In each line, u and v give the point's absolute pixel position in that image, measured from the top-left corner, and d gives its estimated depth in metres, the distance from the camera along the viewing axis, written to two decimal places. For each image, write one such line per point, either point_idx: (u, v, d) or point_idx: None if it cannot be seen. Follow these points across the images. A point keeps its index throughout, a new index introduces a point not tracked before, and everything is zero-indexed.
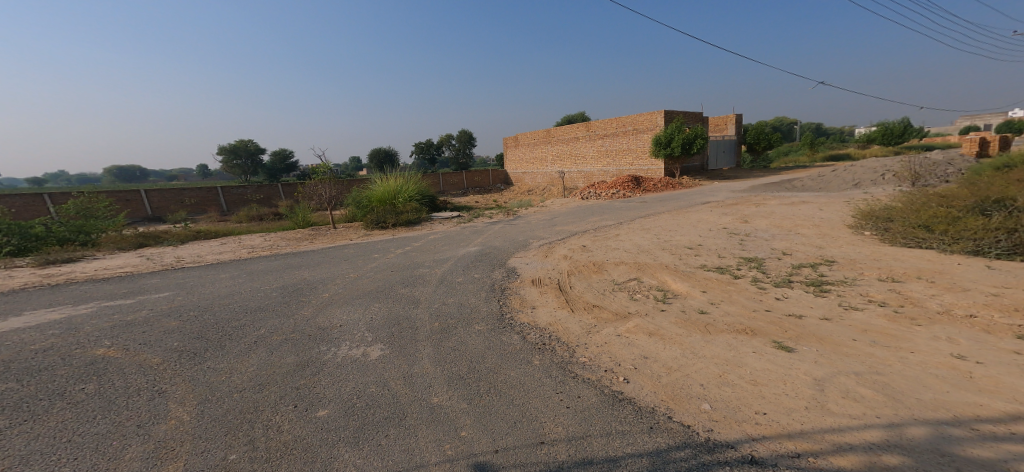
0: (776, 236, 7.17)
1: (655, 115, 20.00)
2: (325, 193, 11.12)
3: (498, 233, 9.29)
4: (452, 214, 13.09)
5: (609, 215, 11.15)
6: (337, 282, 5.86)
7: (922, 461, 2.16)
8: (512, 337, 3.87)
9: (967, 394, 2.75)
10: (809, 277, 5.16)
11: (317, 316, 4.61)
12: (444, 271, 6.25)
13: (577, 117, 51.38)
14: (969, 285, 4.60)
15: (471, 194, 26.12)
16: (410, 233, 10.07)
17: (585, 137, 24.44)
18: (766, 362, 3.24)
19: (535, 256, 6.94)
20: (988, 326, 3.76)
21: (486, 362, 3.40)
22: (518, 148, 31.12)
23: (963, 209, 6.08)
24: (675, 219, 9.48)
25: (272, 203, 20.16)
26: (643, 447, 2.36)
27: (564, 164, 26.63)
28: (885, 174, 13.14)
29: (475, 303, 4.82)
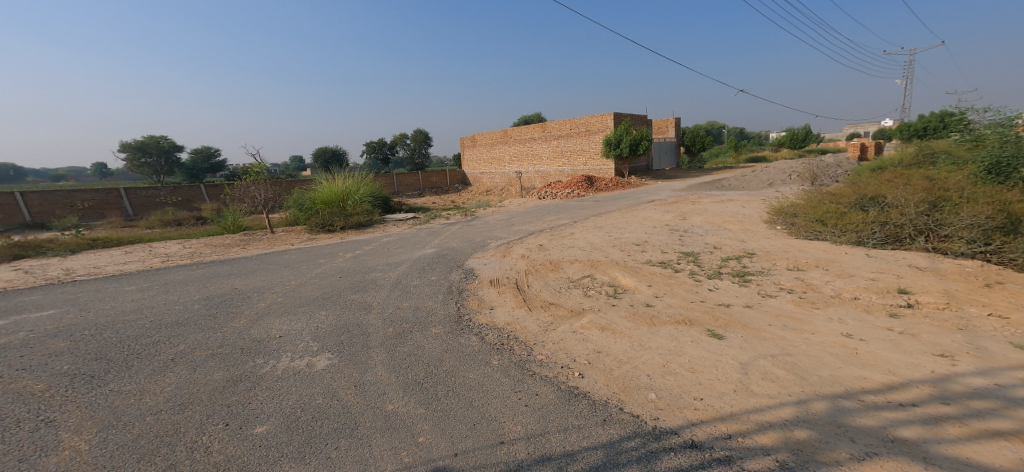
0: (709, 232, 7.76)
1: (606, 118, 20.94)
2: (261, 194, 10.31)
3: (454, 234, 9.15)
4: (406, 215, 12.76)
5: (563, 214, 11.41)
6: (275, 290, 5.46)
7: (825, 432, 2.44)
8: (470, 338, 3.84)
9: (856, 369, 3.16)
10: (735, 269, 5.64)
11: (251, 327, 4.27)
12: (398, 274, 6.05)
13: (532, 117, 51.99)
14: (854, 271, 5.29)
15: (426, 193, 25.92)
16: (360, 236, 9.64)
17: (541, 138, 24.82)
18: (702, 350, 3.50)
19: (493, 256, 6.93)
20: (869, 306, 4.36)
21: (444, 365, 3.35)
22: (474, 148, 30.93)
23: (849, 205, 6.99)
24: (623, 217, 9.94)
25: (191, 206, 18.32)
26: (597, 439, 2.44)
27: (521, 164, 26.81)
28: (792, 174, 14.74)
29: (431, 305, 4.71)
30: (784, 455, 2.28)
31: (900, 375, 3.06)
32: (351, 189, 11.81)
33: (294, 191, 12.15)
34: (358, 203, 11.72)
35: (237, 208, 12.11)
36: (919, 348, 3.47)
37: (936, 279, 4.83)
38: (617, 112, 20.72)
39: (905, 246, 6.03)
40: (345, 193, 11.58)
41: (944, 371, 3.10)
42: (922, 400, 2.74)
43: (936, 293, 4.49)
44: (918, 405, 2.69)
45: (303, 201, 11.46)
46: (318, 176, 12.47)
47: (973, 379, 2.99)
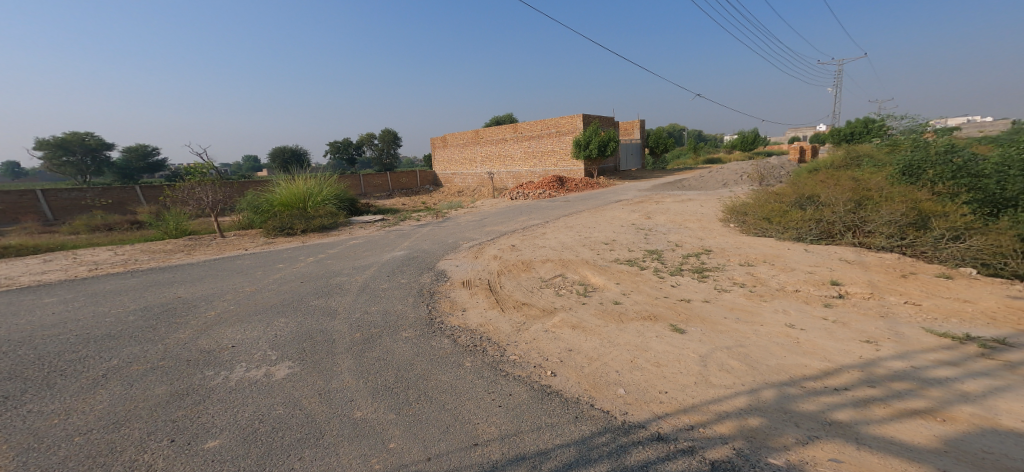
0: (671, 230, 8.06)
1: (576, 119, 21.35)
2: (208, 197, 9.66)
3: (425, 236, 8.99)
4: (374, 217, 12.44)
5: (535, 214, 11.47)
6: (226, 298, 5.14)
7: (774, 419, 2.60)
8: (442, 341, 3.78)
9: (799, 357, 3.38)
10: (695, 265, 5.89)
11: (198, 338, 4.00)
12: (365, 278, 5.86)
13: (505, 119, 52.14)
14: (796, 265, 5.66)
15: (396, 194, 25.44)
16: (323, 239, 9.28)
17: (512, 139, 24.86)
18: (666, 344, 3.63)
19: (465, 257, 6.87)
20: (808, 298, 4.70)
21: (415, 369, 3.28)
22: (445, 148, 30.54)
23: (790, 203, 7.49)
24: (592, 217, 10.15)
25: (124, 209, 16.94)
26: (570, 436, 2.47)
27: (493, 164, 26.63)
28: (743, 175, 15.62)
29: (401, 309, 4.60)
30: (739, 442, 2.39)
31: (835, 361, 3.31)
32: (312, 189, 11.28)
33: (247, 193, 11.49)
34: (320, 204, 11.21)
35: (181, 211, 11.30)
36: (849, 335, 3.78)
37: (862, 271, 5.28)
38: (585, 114, 21.15)
39: (837, 241, 6.57)
40: (306, 194, 11.05)
41: (869, 356, 3.39)
42: (852, 384, 2.98)
43: (861, 284, 4.90)
44: (852, 389, 2.91)
45: (260, 202, 10.88)
46: (277, 176, 11.87)
47: (896, 362, 3.28)
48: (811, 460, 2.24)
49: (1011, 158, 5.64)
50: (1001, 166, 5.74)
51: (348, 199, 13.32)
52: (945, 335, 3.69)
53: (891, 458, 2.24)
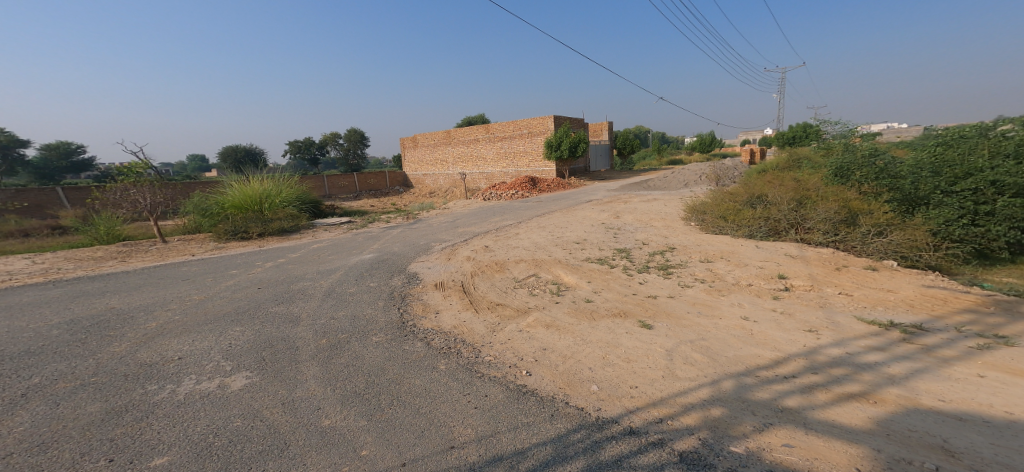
0: (639, 229, 8.28)
1: (547, 120, 21.60)
2: (146, 198, 9.10)
3: (395, 238, 8.79)
4: (339, 219, 12.05)
5: (508, 215, 11.49)
6: (170, 308, 4.82)
7: (734, 408, 2.72)
8: (415, 344, 3.71)
9: (755, 348, 3.57)
10: (661, 262, 6.08)
11: (138, 351, 3.73)
12: (329, 282, 5.66)
13: (477, 120, 52.03)
14: (749, 260, 5.97)
15: (363, 196, 24.70)
16: (282, 243, 8.89)
17: (484, 139, 24.75)
18: (635, 340, 3.72)
19: (438, 259, 6.77)
20: (760, 291, 4.97)
21: (387, 375, 3.20)
22: (415, 148, 30.01)
23: (743, 202, 7.85)
24: (564, 217, 10.25)
25: (44, 213, 15.52)
26: (546, 435, 2.49)
27: (465, 165, 26.38)
28: (702, 176, 16.34)
29: (371, 313, 4.48)
30: (703, 433, 2.49)
31: (786, 351, 3.51)
32: (269, 190, 10.76)
33: (194, 194, 10.81)
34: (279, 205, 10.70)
35: (114, 213, 10.48)
36: (795, 325, 4.02)
37: (803, 265, 5.65)
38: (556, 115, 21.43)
39: (782, 237, 6.99)
40: (262, 195, 10.51)
41: (812, 344, 3.62)
42: (798, 371, 3.18)
43: (803, 276, 5.24)
44: (803, 377, 3.10)
45: (208, 202, 10.24)
46: (230, 176, 11.24)
47: (835, 349, 3.53)
48: (767, 445, 2.36)
49: (923, 161, 6.51)
50: (915, 168, 6.58)
51: (309, 201, 12.80)
52: (873, 322, 4.02)
53: (834, 440, 2.39)
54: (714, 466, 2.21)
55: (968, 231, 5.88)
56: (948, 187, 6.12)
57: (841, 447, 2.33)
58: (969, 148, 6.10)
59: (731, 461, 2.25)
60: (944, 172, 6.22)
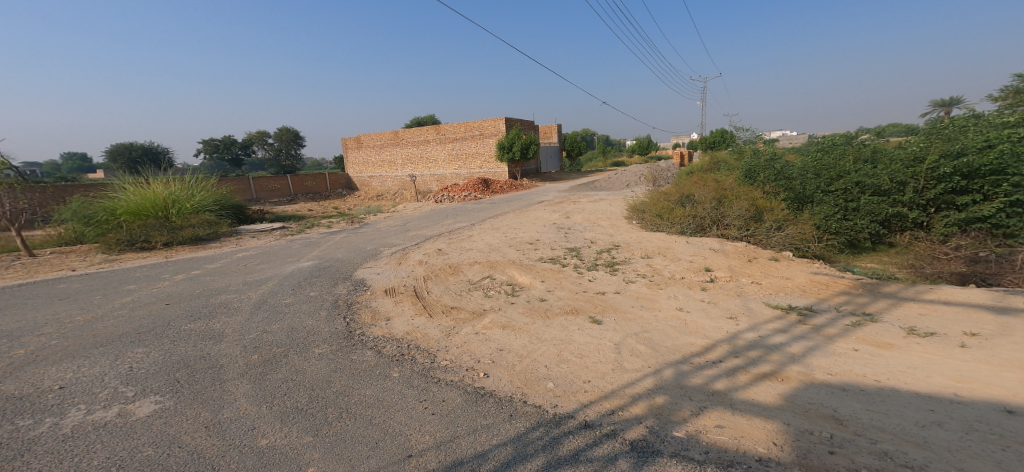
0: (587, 228, 8.55)
1: (498, 122, 21.75)
2: (6, 204, 7.88)
3: (339, 244, 8.38)
4: (269, 225, 11.25)
5: (461, 216, 11.38)
6: (46, 332, 4.23)
7: (676, 395, 2.90)
8: (364, 353, 3.57)
9: (693, 337, 3.82)
10: (608, 260, 6.32)
11: (2, 383, 3.24)
12: (259, 294, 5.28)
13: (426, 120, 51.23)
14: (685, 255, 6.37)
15: (300, 199, 23.33)
16: (198, 252, 8.17)
17: (435, 141, 24.31)
18: (587, 336, 3.84)
19: (388, 264, 6.55)
20: (695, 283, 5.31)
21: (331, 387, 3.04)
22: (358, 150, 28.79)
23: (674, 201, 8.36)
24: (517, 218, 10.33)
25: None
26: (505, 435, 2.49)
27: (414, 167, 25.73)
28: (643, 177, 17.24)
29: (312, 324, 4.23)
30: (650, 421, 2.61)
31: (719, 338, 3.79)
32: (174, 195, 9.80)
33: (73, 199, 9.51)
34: (188, 211, 9.79)
35: None
36: (720, 313, 4.37)
37: (724, 257, 6.17)
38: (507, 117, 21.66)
39: (707, 233, 7.58)
40: (165, 200, 9.56)
41: (734, 330, 3.95)
42: (725, 356, 3.45)
43: (725, 268, 5.71)
44: (734, 361, 3.36)
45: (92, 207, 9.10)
46: (124, 176, 10.07)
47: (750, 333, 3.87)
48: (703, 428, 2.53)
49: (808, 165, 7.99)
50: (803, 171, 8.02)
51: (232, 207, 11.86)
52: (776, 306, 4.49)
53: (756, 418, 2.61)
54: (660, 452, 2.33)
55: (842, 225, 7.11)
56: (827, 186, 7.49)
57: (760, 423, 2.56)
58: (839, 155, 7.68)
59: (675, 445, 2.38)
60: (824, 174, 7.63)
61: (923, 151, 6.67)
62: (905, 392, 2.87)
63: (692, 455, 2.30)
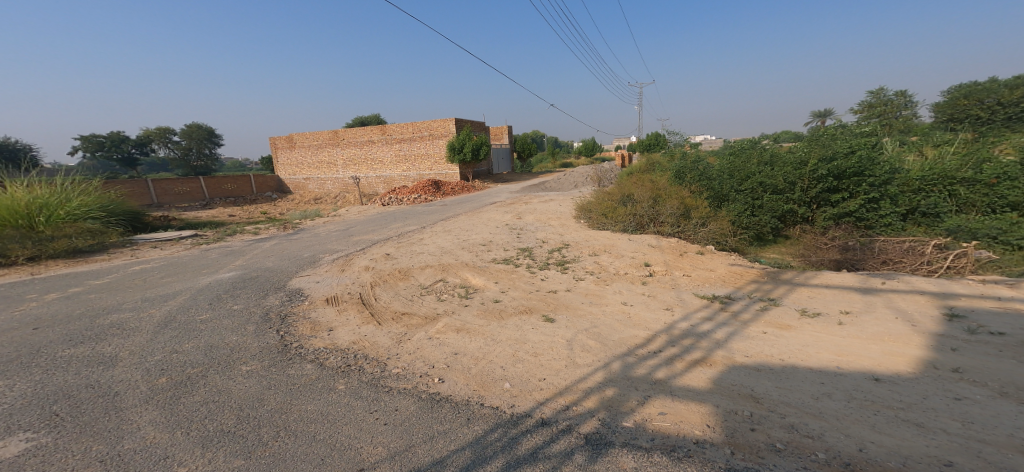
0: (539, 228, 8.68)
1: (448, 123, 21.57)
2: None
3: (268, 252, 7.86)
4: (176, 233, 10.24)
5: (411, 220, 11.11)
6: None
7: (624, 386, 3.02)
8: (304, 367, 3.37)
9: (637, 329, 4.00)
10: (558, 259, 6.45)
11: None
12: (164, 312, 4.77)
13: (372, 120, 49.57)
14: (628, 251, 6.66)
15: (215, 201, 21.38)
16: (81, 267, 7.24)
17: (380, 141, 23.53)
18: (540, 334, 3.89)
19: (330, 271, 6.23)
20: (639, 278, 5.57)
21: (264, 407, 2.83)
22: (292, 150, 26.90)
23: (617, 200, 8.68)
24: (469, 219, 10.27)
25: None
26: (463, 440, 2.46)
27: (358, 168, 24.68)
28: (590, 177, 17.83)
29: (238, 341, 3.92)
30: (602, 413, 2.70)
31: (661, 329, 4.00)
32: (42, 199, 8.52)
33: None
34: (59, 219, 8.56)
35: None
36: (659, 305, 4.62)
37: (661, 253, 6.53)
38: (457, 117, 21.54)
39: (646, 230, 7.98)
40: (28, 205, 8.27)
41: (670, 321, 4.19)
42: (664, 346, 3.65)
43: (662, 263, 6.04)
44: (674, 349, 3.57)
45: None
46: None
47: (684, 323, 4.13)
48: (649, 415, 2.66)
49: (723, 167, 8.86)
50: (721, 173, 8.83)
51: (120, 214, 10.54)
52: (703, 296, 4.83)
53: (692, 402, 2.79)
54: (612, 443, 2.42)
55: (751, 220, 8.11)
56: (738, 186, 8.44)
57: (696, 407, 2.74)
58: (746, 157, 8.65)
59: (625, 435, 2.48)
60: (735, 175, 8.56)
61: (805, 156, 7.76)
62: (802, 368, 3.21)
63: (641, 443, 2.41)
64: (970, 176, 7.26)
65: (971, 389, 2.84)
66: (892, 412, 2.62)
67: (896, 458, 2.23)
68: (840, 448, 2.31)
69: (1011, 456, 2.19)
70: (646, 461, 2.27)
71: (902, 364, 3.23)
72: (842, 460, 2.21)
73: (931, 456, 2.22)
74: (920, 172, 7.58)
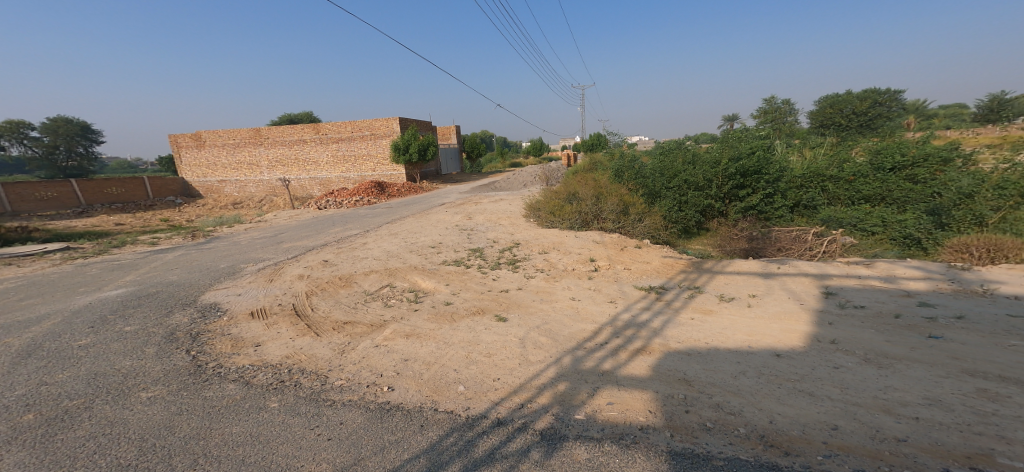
0: (489, 228, 8.67)
1: (392, 122, 20.99)
2: None
3: (173, 264, 7.17)
4: (51, 246, 8.93)
5: (352, 223, 10.67)
6: None
7: (575, 379, 3.10)
8: (226, 387, 3.13)
9: (585, 323, 4.11)
10: (509, 258, 6.48)
11: None
12: (27, 339, 4.15)
13: (303, 117, 46.99)
14: (575, 248, 6.83)
15: (99, 202, 18.61)
16: None
17: (314, 141, 22.13)
18: (493, 334, 3.89)
19: (256, 282, 5.80)
20: (587, 274, 5.73)
21: (176, 435, 2.58)
22: (200, 150, 23.68)
23: (563, 199, 8.87)
24: (418, 221, 10.05)
25: None
26: (417, 447, 2.40)
27: (286, 170, 22.76)
28: (538, 176, 18.13)
29: (134, 365, 3.52)
30: (555, 408, 2.75)
31: (607, 321, 4.14)
32: None
33: None
34: None
35: None
36: (604, 299, 4.79)
37: (605, 248, 6.77)
38: (400, 117, 21.00)
39: (590, 227, 8.22)
40: None
41: (616, 313, 4.35)
42: (609, 337, 3.79)
43: (606, 258, 6.26)
44: (619, 341, 3.72)
45: None
46: None
47: (626, 314, 4.32)
48: (599, 406, 2.75)
49: (655, 165, 9.34)
50: (654, 170, 9.29)
51: None
52: (642, 288, 5.08)
53: (635, 390, 2.93)
54: (566, 436, 2.47)
55: (678, 214, 8.68)
56: (668, 183, 8.94)
57: (639, 394, 2.87)
58: (673, 156, 9.19)
59: (578, 427, 2.54)
60: (665, 174, 9.03)
61: (718, 155, 8.58)
62: (722, 350, 3.48)
63: (592, 434, 2.48)
64: (836, 174, 8.43)
65: (848, 358, 3.25)
66: (791, 384, 2.92)
67: (798, 426, 2.47)
68: (755, 422, 2.52)
69: (879, 416, 2.53)
70: (597, 451, 2.34)
71: (797, 340, 3.62)
72: (759, 433, 2.42)
73: (822, 422, 2.50)
74: (801, 170, 8.81)
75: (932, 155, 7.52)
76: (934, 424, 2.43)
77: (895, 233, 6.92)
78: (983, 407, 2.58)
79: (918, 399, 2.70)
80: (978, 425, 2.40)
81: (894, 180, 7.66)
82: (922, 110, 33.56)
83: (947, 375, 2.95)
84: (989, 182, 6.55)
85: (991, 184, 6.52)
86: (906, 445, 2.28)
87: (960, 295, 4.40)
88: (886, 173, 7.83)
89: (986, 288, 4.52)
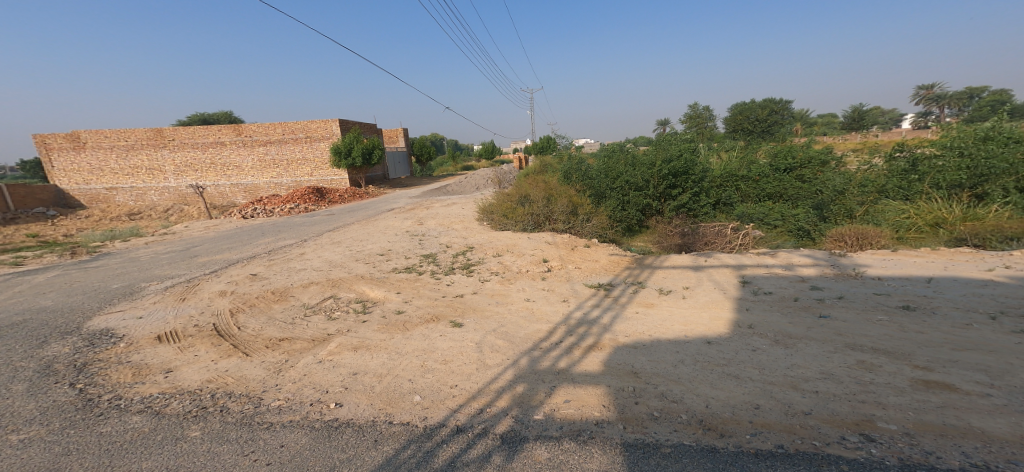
0: (441, 233, 8.54)
1: (331, 124, 20.18)
2: None
3: (52, 287, 6.31)
4: None
5: (286, 233, 10.06)
6: None
7: (532, 380, 3.11)
8: (129, 420, 2.82)
9: (539, 324, 4.15)
10: (463, 262, 6.40)
11: None
12: None
13: (219, 117, 43.89)
14: (525, 249, 6.87)
15: None
16: None
17: (235, 143, 20.38)
18: (448, 341, 3.82)
19: (164, 303, 5.27)
20: (540, 274, 5.79)
21: None
22: (78, 153, 20.55)
23: (515, 201, 8.92)
24: (363, 228, 9.68)
25: None
26: (370, 464, 2.30)
27: (201, 175, 20.73)
28: (488, 180, 18.20)
29: (4, 406, 3.06)
30: (514, 410, 2.74)
31: (560, 321, 4.20)
32: None
33: None
34: None
35: None
36: (557, 298, 4.86)
37: (556, 249, 6.89)
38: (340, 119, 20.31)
39: (542, 229, 8.31)
40: None
41: (570, 312, 4.42)
42: (563, 336, 3.85)
43: (557, 258, 6.37)
44: (572, 339, 3.77)
45: None
46: None
47: (578, 312, 4.41)
48: (556, 405, 2.77)
49: (598, 167, 9.64)
50: (598, 172, 9.56)
51: None
52: (592, 285, 5.21)
53: (590, 386, 2.98)
54: (527, 437, 2.46)
55: (621, 213, 9.00)
56: (611, 184, 9.24)
57: (594, 390, 2.93)
58: (615, 159, 9.58)
59: (537, 428, 2.54)
60: (608, 175, 9.35)
61: (653, 157, 9.06)
62: (664, 341, 3.63)
63: (552, 433, 2.49)
64: (746, 174, 9.32)
65: (761, 340, 3.52)
66: (720, 368, 3.10)
67: (728, 408, 2.64)
68: (694, 407, 2.65)
69: (789, 393, 2.74)
70: (557, 449, 2.36)
71: (722, 326, 3.86)
72: (699, 418, 2.55)
73: (747, 402, 2.68)
74: (719, 171, 9.47)
75: (814, 158, 8.78)
76: (830, 396, 2.69)
77: (792, 226, 7.66)
78: (863, 376, 2.89)
79: (816, 374, 2.96)
80: (862, 394, 2.69)
81: (789, 180, 8.74)
82: (808, 117, 38.23)
83: (836, 350, 3.28)
84: (855, 182, 7.83)
85: (856, 183, 7.82)
86: (811, 417, 2.50)
87: (840, 277, 4.94)
88: (783, 174, 8.91)
89: (857, 271, 5.11)
